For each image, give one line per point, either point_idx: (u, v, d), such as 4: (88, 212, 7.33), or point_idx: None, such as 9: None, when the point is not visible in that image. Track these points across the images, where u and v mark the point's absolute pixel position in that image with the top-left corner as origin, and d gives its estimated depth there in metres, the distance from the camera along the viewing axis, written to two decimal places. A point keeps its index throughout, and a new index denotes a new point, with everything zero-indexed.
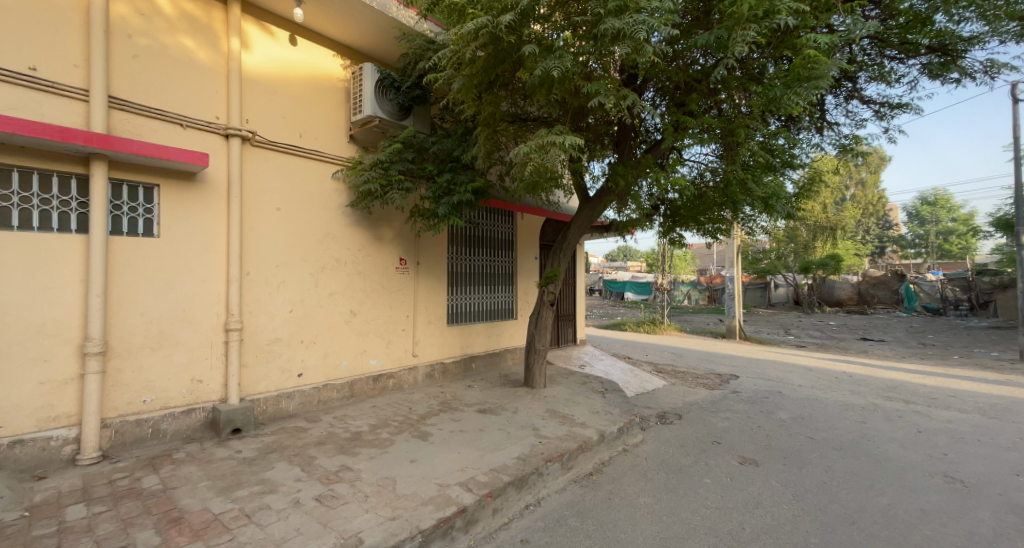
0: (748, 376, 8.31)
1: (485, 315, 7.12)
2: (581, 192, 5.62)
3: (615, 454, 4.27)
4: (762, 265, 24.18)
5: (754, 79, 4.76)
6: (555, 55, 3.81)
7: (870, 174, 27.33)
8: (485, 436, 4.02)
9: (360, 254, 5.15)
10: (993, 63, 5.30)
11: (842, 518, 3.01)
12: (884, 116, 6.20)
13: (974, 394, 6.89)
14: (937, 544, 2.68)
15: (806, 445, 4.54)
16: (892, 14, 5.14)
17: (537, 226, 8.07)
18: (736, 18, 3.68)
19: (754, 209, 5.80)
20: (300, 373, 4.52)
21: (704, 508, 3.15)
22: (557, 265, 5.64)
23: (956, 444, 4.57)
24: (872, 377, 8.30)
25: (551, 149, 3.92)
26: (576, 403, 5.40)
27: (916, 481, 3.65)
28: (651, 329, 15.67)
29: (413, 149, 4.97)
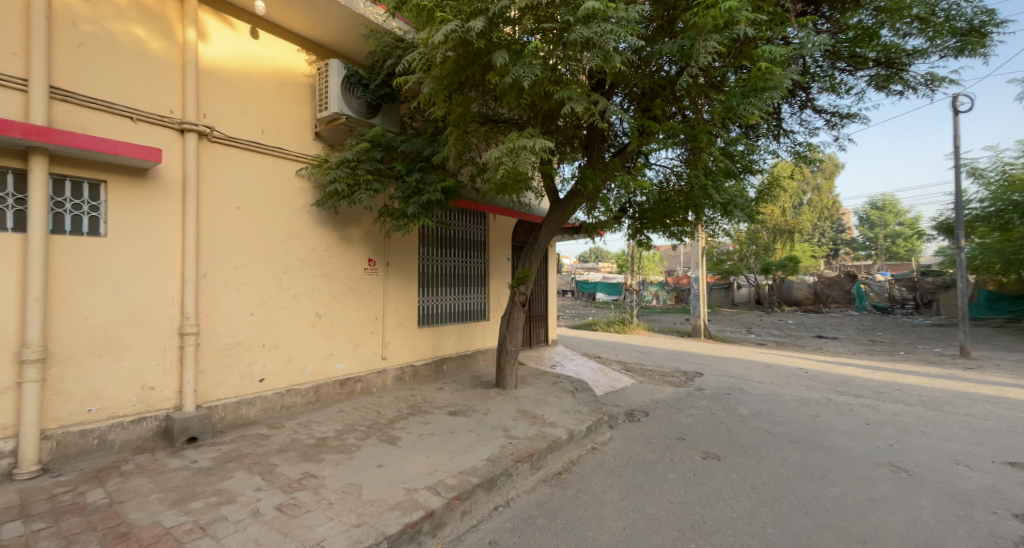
0: (712, 373, 8.59)
1: (457, 316, 7.07)
2: (552, 194, 5.67)
3: (583, 452, 4.33)
4: (726, 266, 25.18)
5: (716, 88, 4.93)
6: (524, 62, 3.86)
7: (825, 180, 28.79)
8: (455, 439, 3.99)
9: (326, 254, 5.03)
10: (933, 77, 5.67)
11: (797, 508, 3.15)
12: (835, 125, 6.54)
13: (918, 388, 7.34)
14: (883, 530, 2.84)
15: (765, 439, 4.73)
16: (843, 28, 5.42)
17: (509, 226, 8.09)
18: (699, 30, 3.80)
19: (716, 212, 6.01)
20: (262, 379, 4.37)
21: (669, 503, 3.23)
22: (528, 266, 5.66)
23: (901, 435, 4.86)
24: (825, 372, 8.74)
25: (522, 152, 3.94)
26: (546, 403, 5.43)
27: (864, 471, 3.86)
28: (620, 328, 15.94)
29: (382, 148, 4.89)
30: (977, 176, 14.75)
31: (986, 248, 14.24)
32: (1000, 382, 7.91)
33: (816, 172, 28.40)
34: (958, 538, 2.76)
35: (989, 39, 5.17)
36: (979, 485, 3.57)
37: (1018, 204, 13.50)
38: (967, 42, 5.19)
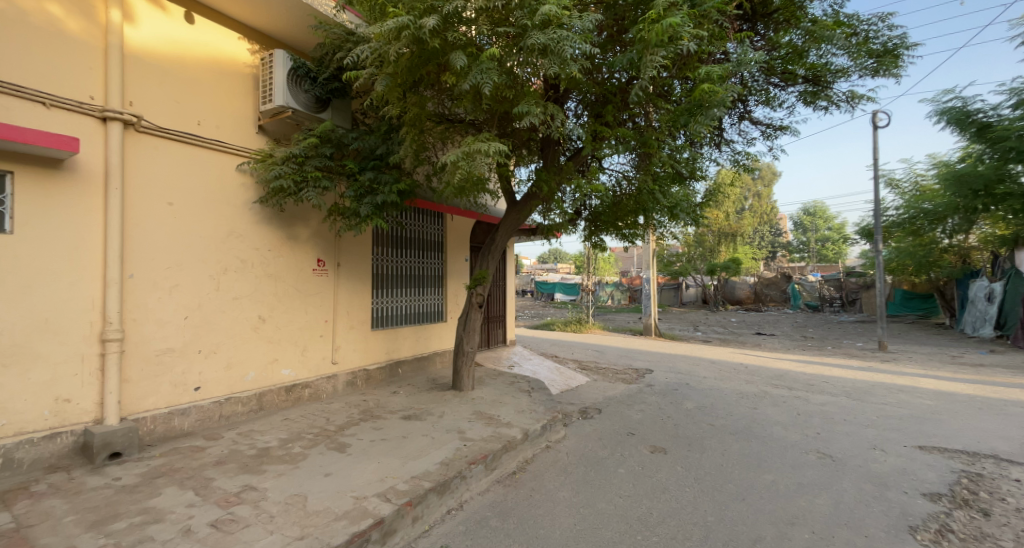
0: (661, 369, 8.94)
1: (413, 318, 6.95)
2: (509, 196, 5.68)
3: (538, 452, 4.37)
4: (675, 267, 26.46)
5: (664, 97, 5.14)
6: (481, 67, 3.84)
7: (764, 188, 30.74)
8: (408, 443, 3.91)
9: (270, 254, 4.79)
10: (853, 95, 6.18)
11: (734, 496, 3.33)
12: (770, 136, 6.98)
13: (843, 380, 7.98)
14: (809, 513, 3.06)
15: (708, 432, 4.98)
16: (776, 46, 5.80)
17: (467, 227, 8.04)
18: (646, 43, 3.94)
19: (664, 215, 6.27)
20: (197, 387, 4.09)
21: (618, 497, 3.32)
22: (486, 267, 5.64)
23: (826, 424, 5.27)
24: (763, 367, 9.33)
25: (478, 156, 3.92)
26: (502, 403, 5.45)
27: (795, 458, 4.16)
28: (577, 328, 16.24)
29: (331, 144, 4.72)
30: (892, 187, 16.26)
31: (901, 251, 16.21)
32: (911, 373, 8.78)
33: (756, 179, 30.26)
34: (873, 517, 3.02)
35: (900, 62, 5.70)
36: (892, 468, 3.93)
37: (927, 212, 14.70)
38: (883, 62, 5.69)
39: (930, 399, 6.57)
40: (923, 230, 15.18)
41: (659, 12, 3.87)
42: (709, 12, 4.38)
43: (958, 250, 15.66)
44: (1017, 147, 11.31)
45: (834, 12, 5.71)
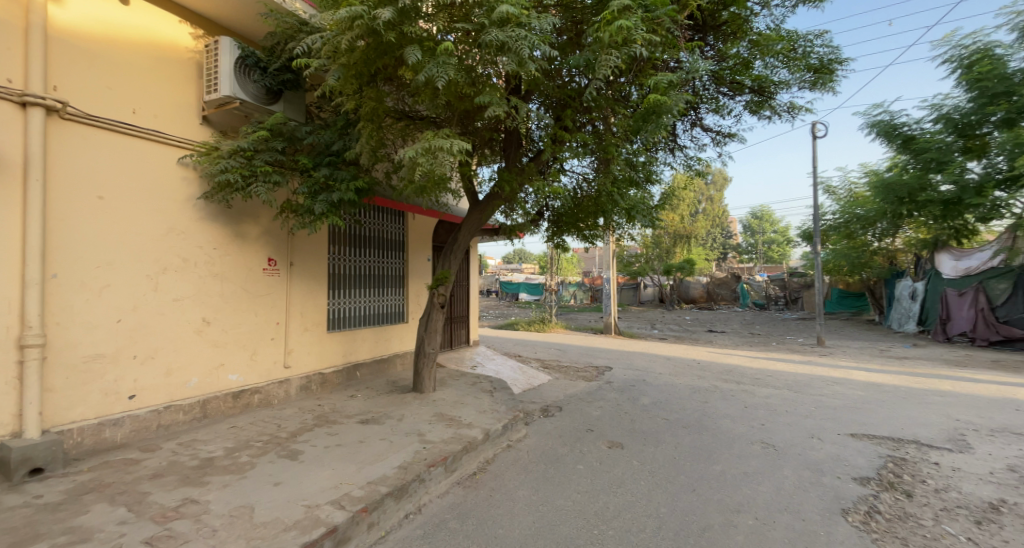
0: (620, 367, 9.18)
1: (372, 319, 6.77)
2: (471, 195, 5.64)
3: (498, 451, 4.37)
4: (634, 268, 27.37)
5: (621, 102, 5.27)
6: (438, 61, 3.80)
7: (716, 192, 32.21)
8: (365, 448, 3.80)
9: (215, 253, 4.53)
10: (794, 106, 6.57)
11: (686, 487, 3.46)
12: (719, 142, 7.31)
13: (787, 374, 8.48)
14: (753, 500, 3.23)
15: (662, 426, 5.15)
16: (725, 57, 6.10)
17: (428, 227, 7.93)
18: (600, 45, 4.01)
19: (622, 217, 6.42)
20: (132, 395, 3.80)
21: (576, 493, 3.37)
22: (448, 267, 5.57)
23: (770, 415, 5.58)
24: (715, 362, 9.77)
25: (440, 153, 3.86)
26: (463, 404, 5.40)
27: (742, 449, 4.37)
28: (540, 327, 16.38)
29: (283, 138, 4.53)
30: (829, 193, 17.49)
31: (837, 253, 17.63)
32: (845, 366, 9.45)
33: (709, 184, 31.65)
34: (810, 501, 3.22)
35: (834, 76, 6.12)
36: (827, 455, 4.21)
37: (858, 217, 15.80)
38: (820, 77, 6.09)
39: (861, 390, 7.10)
40: (856, 233, 16.40)
41: (612, 16, 3.96)
42: (661, 20, 4.54)
43: (886, 253, 17.02)
44: (937, 159, 12.55)
45: (776, 28, 6.07)
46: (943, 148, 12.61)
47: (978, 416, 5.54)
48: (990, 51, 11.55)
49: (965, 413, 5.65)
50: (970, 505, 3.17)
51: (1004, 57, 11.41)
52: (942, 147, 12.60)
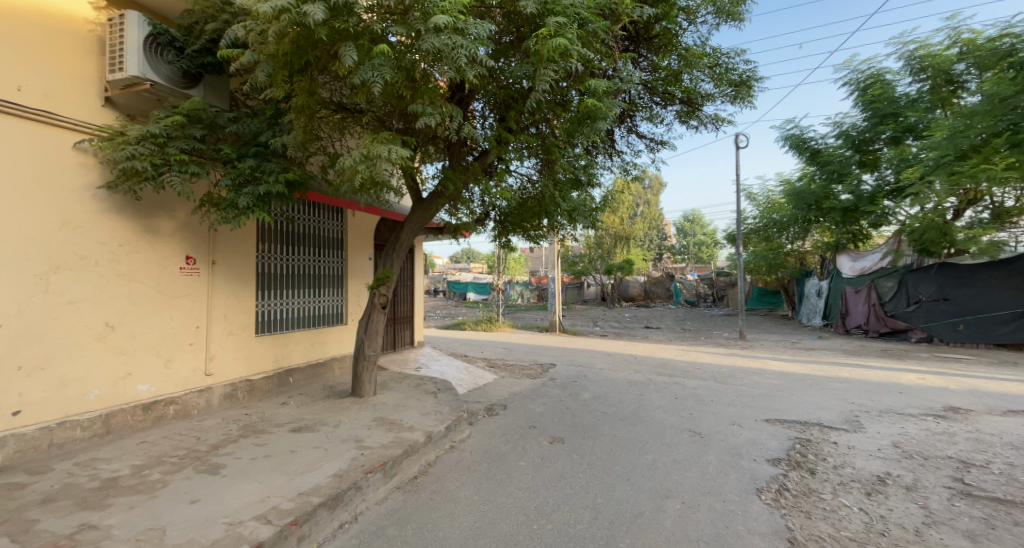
0: (563, 363, 9.40)
1: (306, 321, 6.42)
2: (414, 193, 5.51)
3: (441, 453, 4.31)
4: (578, 268, 28.21)
5: (562, 106, 5.36)
6: (374, 63, 3.67)
7: (653, 196, 33.90)
8: (297, 458, 3.60)
9: (122, 250, 4.08)
10: (717, 117, 7.06)
11: (622, 477, 3.61)
12: (652, 149, 7.70)
13: (715, 366, 9.10)
14: (681, 485, 3.43)
15: (601, 419, 5.34)
16: (657, 68, 6.44)
17: (369, 225, 7.68)
18: (539, 56, 4.10)
19: (565, 218, 6.57)
20: (17, 411, 3.33)
21: (517, 490, 3.41)
22: (389, 266, 5.40)
23: (698, 405, 5.97)
24: (651, 357, 10.27)
25: (379, 160, 3.74)
26: (404, 407, 5.27)
27: (672, 438, 4.64)
28: (487, 326, 16.36)
29: (203, 126, 4.18)
30: (751, 199, 19.01)
31: (757, 254, 19.20)
32: (765, 357, 10.32)
33: (647, 188, 33.24)
34: (731, 483, 3.48)
35: (752, 92, 6.66)
36: (746, 439, 4.57)
37: (776, 221, 17.43)
38: (740, 91, 6.59)
39: (776, 379, 7.79)
40: (773, 236, 17.99)
41: (550, 29, 4.05)
42: (597, 31, 4.68)
43: (797, 254, 18.79)
44: (838, 171, 14.11)
45: (703, 44, 6.48)
46: (843, 161, 14.23)
47: (870, 399, 6.25)
48: (881, 76, 13.14)
49: (859, 397, 6.37)
50: (862, 479, 3.58)
51: (892, 82, 13.02)
52: (843, 160, 14.18)
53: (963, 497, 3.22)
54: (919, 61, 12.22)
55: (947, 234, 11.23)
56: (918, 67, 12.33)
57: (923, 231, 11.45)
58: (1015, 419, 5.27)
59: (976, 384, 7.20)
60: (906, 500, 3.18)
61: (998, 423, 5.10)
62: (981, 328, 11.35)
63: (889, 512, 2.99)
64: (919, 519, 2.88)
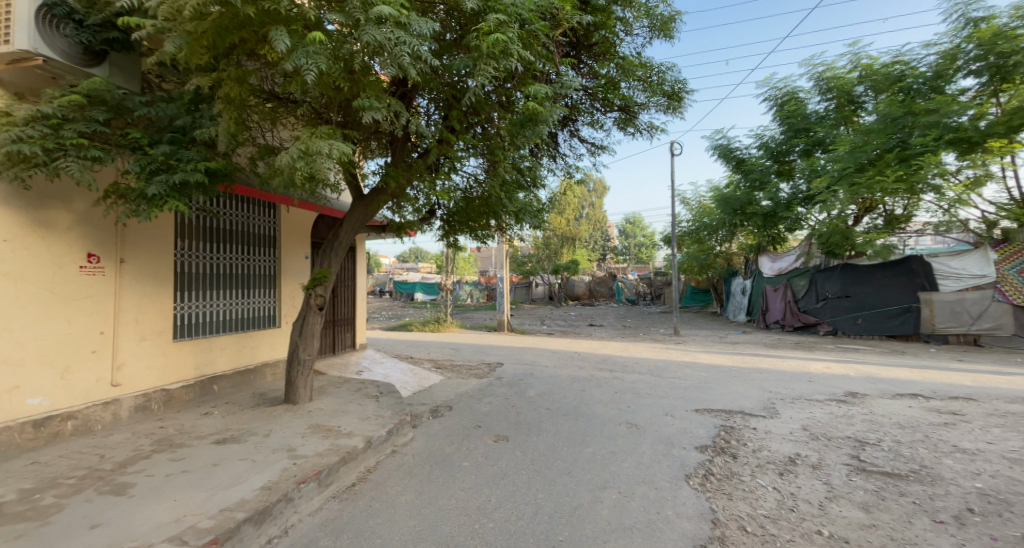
0: (510, 362, 9.47)
1: (233, 325, 5.99)
2: (354, 189, 5.30)
3: (381, 458, 4.17)
4: (527, 267, 28.57)
5: (506, 107, 5.38)
6: (307, 50, 3.43)
7: (597, 199, 35.01)
8: (219, 471, 3.34)
9: (9, 247, 3.59)
10: (652, 126, 7.43)
11: (562, 472, 3.69)
12: (592, 153, 7.94)
13: (653, 361, 9.57)
14: (617, 476, 3.58)
15: (544, 415, 5.44)
16: (597, 75, 6.65)
17: (304, 222, 7.31)
18: (480, 55, 4.10)
19: (511, 218, 6.62)
20: None
21: (459, 491, 3.38)
22: (326, 266, 5.14)
23: (636, 398, 6.25)
24: (595, 353, 10.61)
25: (319, 156, 3.51)
26: (343, 412, 5.06)
27: (610, 430, 4.82)
28: (435, 327, 16.10)
29: (108, 108, 3.77)
30: (684, 204, 20.17)
31: (690, 254, 20.44)
32: (697, 351, 11.00)
33: (590, 191, 34.26)
34: (663, 471, 3.67)
35: (683, 103, 7.07)
36: (678, 429, 4.85)
37: (706, 225, 18.64)
38: (672, 102, 6.98)
39: (706, 371, 8.33)
40: (705, 238, 19.20)
41: (490, 27, 4.06)
42: (537, 35, 4.74)
43: (725, 256, 20.19)
44: (760, 179, 15.37)
45: (638, 54, 6.75)
46: (764, 171, 15.53)
47: (785, 387, 6.85)
48: (795, 94, 14.43)
49: (776, 385, 6.96)
50: (777, 460, 3.91)
51: (804, 100, 14.32)
52: (763, 169, 15.49)
53: (859, 472, 3.61)
54: (825, 82, 13.54)
55: (848, 238, 12.42)
56: (825, 88, 13.64)
57: (829, 235, 12.68)
58: (901, 400, 6.00)
59: (872, 371, 8.11)
60: (812, 478, 3.52)
61: (888, 405, 5.78)
62: (876, 322, 12.79)
63: (798, 490, 3.30)
64: (822, 494, 3.20)
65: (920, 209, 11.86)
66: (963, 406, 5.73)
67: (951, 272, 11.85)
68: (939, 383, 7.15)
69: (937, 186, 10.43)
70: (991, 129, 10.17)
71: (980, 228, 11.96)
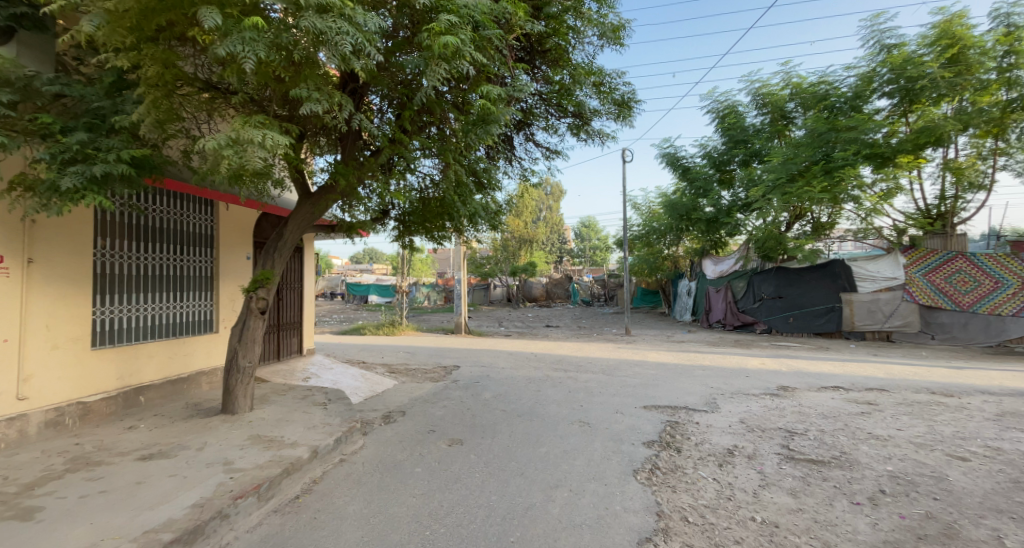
0: (466, 364, 9.40)
1: (162, 331, 5.54)
2: (300, 186, 5.08)
3: (328, 468, 4.01)
4: (484, 269, 28.55)
5: (460, 107, 5.34)
6: (242, 36, 3.23)
7: (554, 202, 35.61)
8: (145, 490, 3.07)
9: None
10: (603, 132, 7.65)
11: (516, 472, 3.71)
12: (548, 157, 8.06)
13: (606, 360, 9.83)
14: (569, 474, 3.63)
15: (499, 417, 5.44)
16: (550, 81, 6.77)
17: (246, 220, 6.92)
18: (431, 53, 4.06)
19: (468, 220, 6.58)
20: None
21: (410, 497, 3.30)
22: (268, 268, 4.88)
23: (589, 397, 6.39)
24: (550, 354, 10.75)
25: (250, 145, 3.26)
26: (287, 422, 4.81)
27: (563, 429, 4.90)
28: (390, 330, 15.70)
29: (13, 89, 3.39)
30: (635, 208, 20.94)
31: (640, 257, 21.24)
32: (647, 350, 11.42)
33: (547, 195, 34.77)
34: (613, 467, 3.77)
35: (632, 112, 7.34)
36: (627, 425, 5.00)
37: (655, 229, 19.47)
38: (623, 110, 7.24)
39: (654, 369, 8.66)
40: (654, 242, 20.03)
41: (442, 27, 4.04)
42: (491, 37, 4.75)
43: (673, 259, 21.12)
44: (703, 187, 16.23)
45: (590, 62, 6.91)
46: (706, 179, 16.43)
47: (727, 383, 7.24)
48: (735, 108, 15.38)
49: (717, 381, 7.35)
50: (716, 452, 4.12)
51: (743, 114, 15.28)
52: (706, 177, 16.38)
53: (789, 461, 3.89)
54: (761, 97, 14.53)
55: (781, 242, 13.38)
56: (761, 103, 14.64)
57: (765, 240, 13.60)
58: (826, 393, 6.51)
59: (802, 366, 8.74)
60: (748, 467, 3.75)
61: (814, 397, 6.26)
62: (805, 320, 13.82)
63: (735, 479, 3.50)
64: (757, 483, 3.41)
65: (842, 217, 12.95)
66: (878, 396, 6.30)
67: (867, 275, 12.96)
68: (859, 376, 7.82)
69: (856, 197, 11.41)
70: (901, 146, 11.41)
71: (892, 235, 13.23)
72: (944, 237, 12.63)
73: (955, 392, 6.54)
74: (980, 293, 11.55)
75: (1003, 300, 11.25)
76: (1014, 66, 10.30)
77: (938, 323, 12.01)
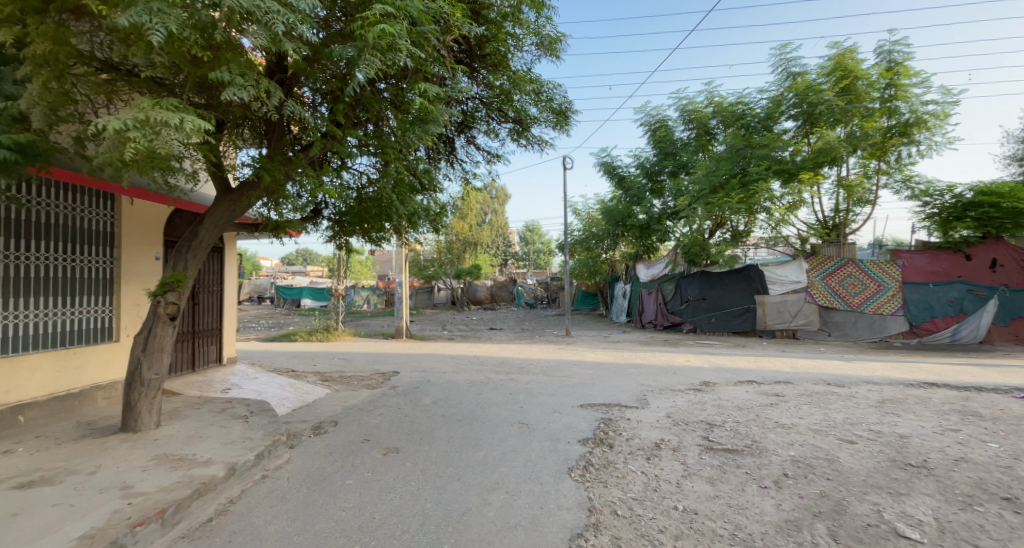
0: (406, 370, 9.14)
1: (46, 342, 4.85)
2: (220, 181, 4.67)
3: (248, 486, 3.71)
4: (427, 272, 28.03)
5: (397, 104, 5.21)
6: (148, 8, 2.92)
7: (498, 206, 35.79)
8: (20, 523, 2.66)
9: None
10: (543, 139, 7.81)
11: (453, 478, 3.65)
12: (489, 161, 8.08)
13: (547, 361, 9.99)
14: (506, 476, 3.64)
15: (437, 423, 5.34)
16: (491, 86, 6.81)
17: (154, 217, 6.27)
18: (365, 45, 3.91)
19: (407, 221, 6.39)
20: None
21: (339, 511, 3.15)
22: (181, 270, 4.43)
23: (529, 398, 6.46)
24: (491, 357, 10.74)
25: (163, 128, 2.94)
26: (202, 438, 4.40)
27: (501, 432, 4.91)
28: (323, 336, 14.90)
29: None
30: (575, 214, 21.61)
31: (580, 261, 21.95)
32: (586, 351, 11.76)
33: (491, 198, 34.87)
34: (550, 467, 3.84)
35: (569, 121, 7.57)
36: (564, 424, 5.11)
37: (594, 234, 20.25)
38: (561, 118, 7.44)
39: (592, 368, 8.94)
40: (593, 246, 20.79)
41: (376, 18, 3.91)
42: (428, 36, 4.68)
43: (610, 263, 21.96)
44: (637, 195, 17.11)
45: (529, 71, 7.04)
46: (640, 188, 17.31)
47: (658, 381, 7.63)
48: (665, 122, 16.37)
49: (648, 379, 7.74)
50: (645, 446, 4.33)
51: (672, 128, 16.30)
52: (640, 186, 17.27)
53: (710, 451, 4.17)
54: (688, 113, 15.60)
55: (705, 248, 14.38)
56: (688, 119, 15.71)
57: (690, 245, 14.58)
58: (743, 387, 7.07)
59: (725, 363, 9.40)
60: (674, 459, 3.97)
61: (732, 391, 6.77)
62: (725, 320, 14.99)
63: (662, 471, 3.70)
64: (680, 473, 3.63)
65: (756, 226, 14.09)
66: (785, 388, 6.94)
67: (776, 278, 14.21)
68: (772, 371, 8.56)
69: (768, 208, 12.56)
70: (804, 163, 12.74)
71: (797, 242, 14.56)
72: (839, 245, 14.05)
73: (847, 383, 7.36)
74: (867, 294, 13.23)
75: (885, 300, 13.03)
76: (893, 98, 11.91)
77: (833, 321, 13.60)
